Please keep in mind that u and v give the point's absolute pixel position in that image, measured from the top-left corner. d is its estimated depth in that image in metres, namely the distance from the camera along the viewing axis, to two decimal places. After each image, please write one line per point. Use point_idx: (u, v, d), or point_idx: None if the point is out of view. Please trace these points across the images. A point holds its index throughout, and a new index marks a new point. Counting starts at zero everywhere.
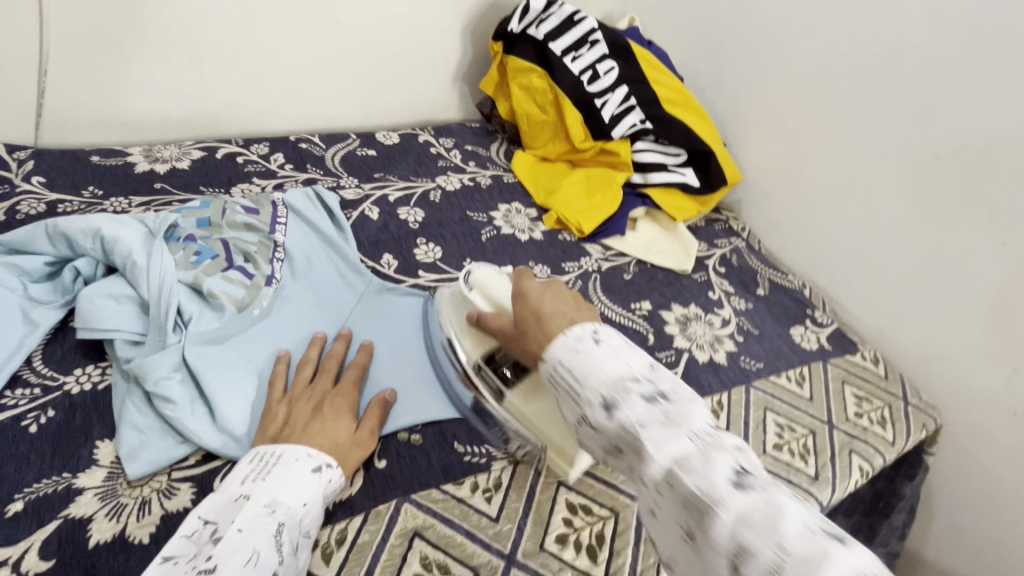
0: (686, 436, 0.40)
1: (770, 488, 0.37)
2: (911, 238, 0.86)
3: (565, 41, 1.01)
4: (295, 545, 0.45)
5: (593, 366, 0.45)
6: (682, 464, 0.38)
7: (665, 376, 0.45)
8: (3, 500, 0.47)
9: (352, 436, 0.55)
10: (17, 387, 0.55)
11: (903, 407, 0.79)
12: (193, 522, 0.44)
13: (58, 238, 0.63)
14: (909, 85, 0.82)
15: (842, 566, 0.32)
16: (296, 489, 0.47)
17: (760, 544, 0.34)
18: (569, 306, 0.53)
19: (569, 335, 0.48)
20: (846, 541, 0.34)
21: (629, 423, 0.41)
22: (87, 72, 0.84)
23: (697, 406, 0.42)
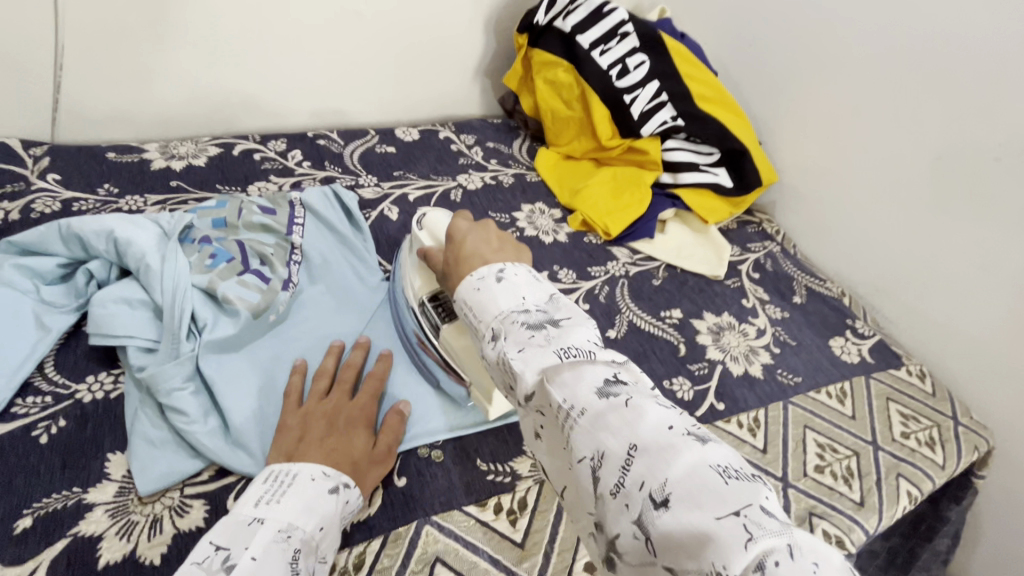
0: (555, 353, 0.40)
1: (637, 394, 0.37)
2: (965, 245, 0.80)
3: (594, 34, 0.96)
4: (311, 572, 0.43)
5: (488, 300, 0.46)
6: (551, 377, 0.38)
7: (561, 305, 0.44)
8: (11, 516, 0.46)
9: (369, 452, 0.52)
10: (29, 395, 0.54)
11: (953, 427, 0.74)
12: (203, 548, 0.41)
13: (72, 240, 0.61)
14: (968, 81, 0.77)
15: (688, 459, 0.32)
16: (313, 512, 0.44)
17: (616, 445, 0.34)
18: (489, 247, 0.52)
19: (474, 275, 0.48)
20: (708, 440, 0.34)
21: (509, 348, 0.42)
22: (104, 67, 0.83)
23: (581, 327, 0.42)
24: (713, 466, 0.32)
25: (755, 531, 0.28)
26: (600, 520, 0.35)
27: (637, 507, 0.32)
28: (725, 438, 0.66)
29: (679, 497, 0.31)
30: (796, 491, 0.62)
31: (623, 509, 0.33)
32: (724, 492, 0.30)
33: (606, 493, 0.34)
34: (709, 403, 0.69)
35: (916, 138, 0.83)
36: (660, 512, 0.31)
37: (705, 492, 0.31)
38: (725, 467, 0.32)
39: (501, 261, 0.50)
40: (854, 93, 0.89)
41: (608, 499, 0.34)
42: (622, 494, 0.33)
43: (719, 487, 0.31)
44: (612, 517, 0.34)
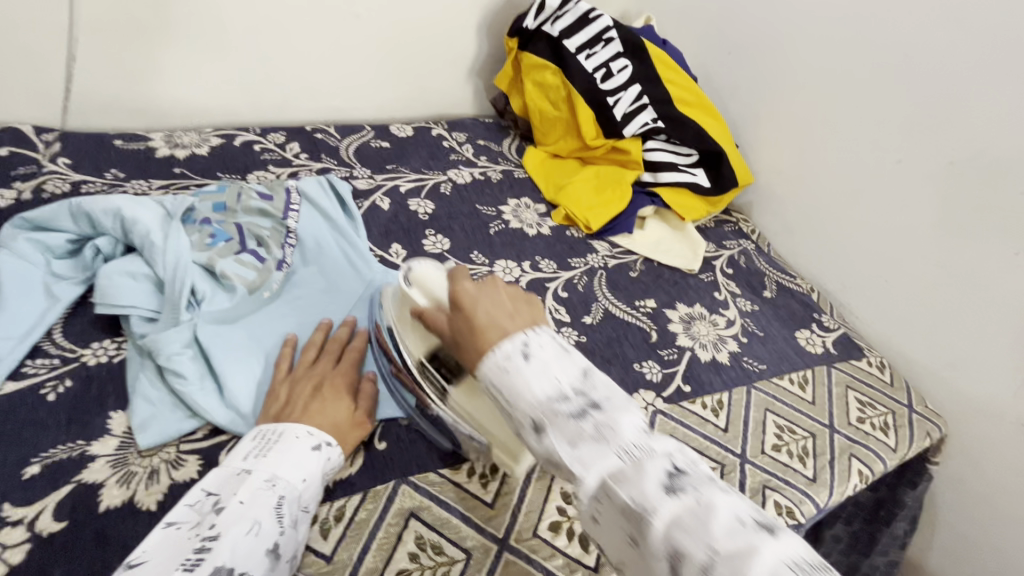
0: (615, 452, 0.40)
1: (703, 487, 0.37)
2: (923, 244, 0.85)
3: (580, 39, 1.01)
4: (294, 518, 0.46)
5: (523, 386, 0.43)
6: (614, 476, 0.38)
7: (597, 385, 0.44)
8: (21, 462, 0.50)
9: (351, 417, 0.56)
10: (38, 357, 0.58)
11: (907, 415, 0.79)
12: (196, 495, 0.45)
13: (81, 217, 0.65)
14: (927, 90, 0.82)
15: (768, 558, 0.33)
16: (296, 466, 0.48)
17: (694, 548, 0.35)
18: (506, 313, 0.49)
19: (497, 351, 0.45)
20: (776, 531, 0.35)
21: (559, 442, 0.41)
22: (115, 60, 0.87)
23: (629, 416, 0.42)
24: (787, 562, 0.33)
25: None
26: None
27: None
28: (689, 417, 0.70)
29: None
30: (753, 466, 0.66)
31: None
32: None
33: None
34: (676, 385, 0.74)
35: (880, 142, 0.88)
36: None
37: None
38: (799, 562, 0.34)
39: (524, 328, 0.47)
40: (824, 100, 0.94)
41: None
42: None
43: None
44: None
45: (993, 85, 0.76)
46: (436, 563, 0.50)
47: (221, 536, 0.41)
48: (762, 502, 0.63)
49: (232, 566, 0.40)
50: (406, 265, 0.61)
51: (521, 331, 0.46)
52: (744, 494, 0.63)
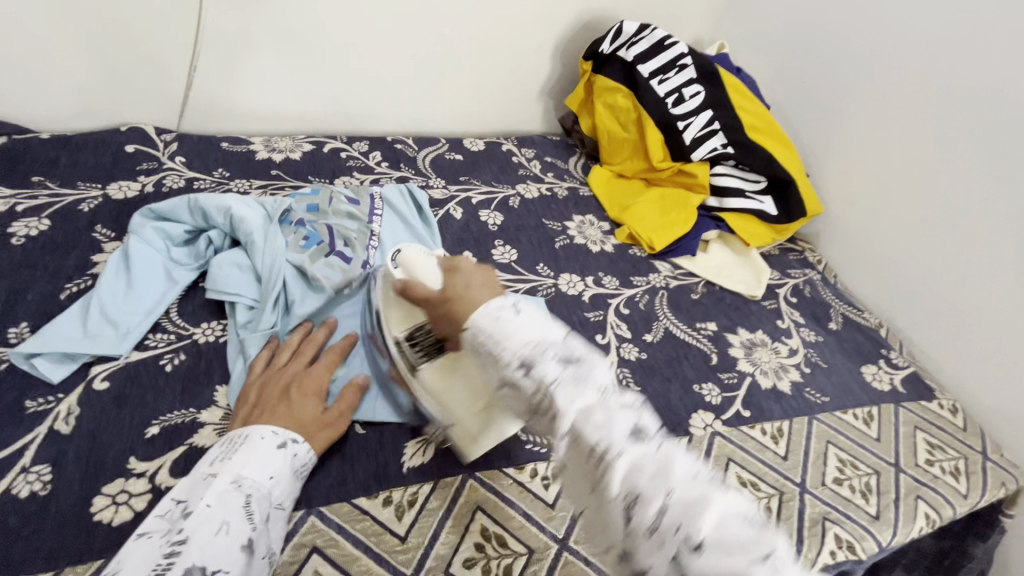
0: (593, 391, 0.45)
1: (664, 442, 0.43)
2: (1007, 287, 0.81)
3: (654, 64, 1.04)
4: (266, 515, 0.47)
5: (512, 334, 0.47)
6: (590, 419, 0.43)
7: (576, 344, 0.49)
8: (143, 423, 0.56)
9: (322, 417, 0.56)
10: (158, 332, 0.65)
11: (981, 462, 0.76)
12: (166, 504, 0.46)
13: (197, 212, 0.73)
14: (1017, 129, 0.79)
15: (719, 511, 0.39)
16: (261, 465, 0.49)
17: (651, 492, 0.40)
18: (480, 284, 0.54)
19: (491, 303, 0.50)
20: (727, 491, 0.41)
21: (545, 380, 0.45)
22: (225, 71, 0.97)
23: (600, 364, 0.47)
24: (736, 516, 0.39)
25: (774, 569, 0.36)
26: (628, 550, 0.41)
27: (671, 550, 0.38)
28: (748, 442, 0.70)
29: (710, 546, 0.37)
30: (813, 497, 0.66)
31: (655, 549, 0.39)
32: (744, 541, 0.37)
33: (636, 532, 0.40)
34: (736, 409, 0.74)
35: (963, 180, 0.85)
36: (695, 556, 0.37)
37: (733, 539, 0.37)
38: (742, 518, 0.39)
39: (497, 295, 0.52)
40: (904, 133, 0.92)
41: (640, 537, 0.39)
42: (658, 534, 0.39)
43: (744, 535, 0.38)
44: (646, 549, 0.39)
45: None
46: (500, 553, 0.53)
47: (189, 540, 0.42)
48: (821, 534, 0.63)
49: (204, 564, 0.41)
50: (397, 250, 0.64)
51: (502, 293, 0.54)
52: (802, 524, 0.63)
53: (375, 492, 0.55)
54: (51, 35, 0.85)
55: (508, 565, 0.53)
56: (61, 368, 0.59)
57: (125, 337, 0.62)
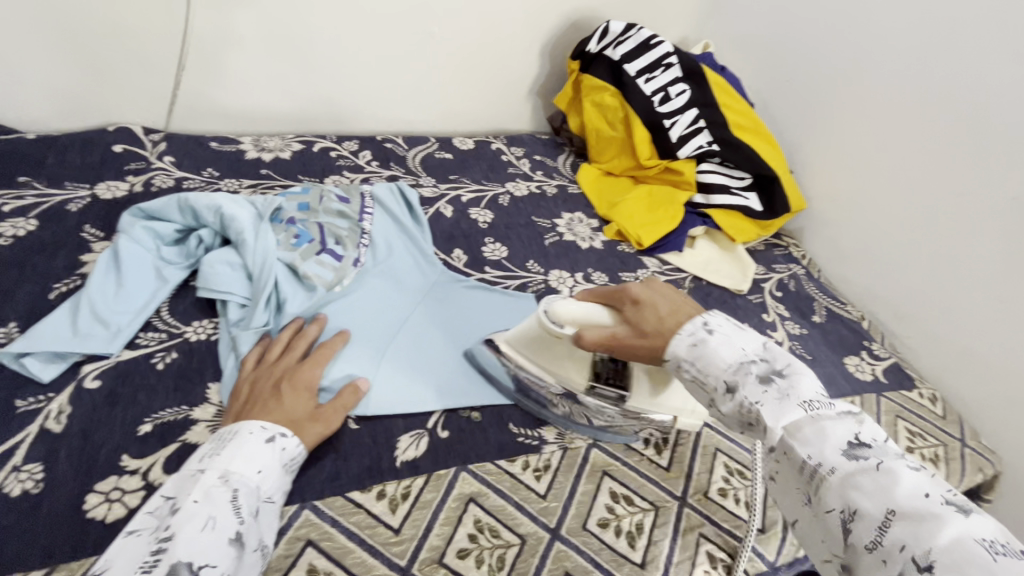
0: (797, 404, 0.43)
1: (888, 457, 0.39)
2: (983, 278, 0.84)
3: (640, 63, 1.06)
4: (254, 508, 0.47)
5: (714, 355, 0.47)
6: (796, 435, 0.42)
7: (778, 353, 0.47)
8: (136, 421, 0.56)
9: (311, 411, 0.57)
10: (149, 330, 0.65)
11: (959, 448, 0.78)
12: (156, 501, 0.47)
13: (187, 211, 0.73)
14: (990, 125, 0.82)
15: (957, 530, 0.34)
16: (248, 459, 0.49)
17: (872, 508, 0.37)
18: (666, 308, 0.53)
19: (683, 331, 0.49)
20: (970, 512, 0.35)
21: (745, 399, 0.44)
22: (213, 70, 0.97)
23: (807, 376, 0.45)
24: (976, 539, 0.34)
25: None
26: (850, 563, 0.38)
27: (900, 568, 0.35)
28: None
29: (942, 564, 0.33)
30: None
31: (880, 566, 0.36)
32: (991, 563, 0.32)
33: (859, 547, 0.37)
34: None
35: (939, 174, 0.88)
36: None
37: (973, 563, 0.33)
38: (990, 542, 0.34)
39: (696, 314, 0.51)
40: (883, 130, 0.95)
41: (863, 553, 0.37)
42: (880, 550, 0.36)
43: (986, 561, 0.33)
44: (866, 565, 0.36)
45: None
46: (493, 544, 0.54)
47: (175, 535, 0.42)
48: None
49: (191, 559, 0.42)
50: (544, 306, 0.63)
51: (699, 313, 0.51)
52: None
53: (368, 486, 0.56)
54: (38, 34, 0.84)
55: (501, 556, 0.53)
56: (51, 367, 0.59)
57: (116, 335, 0.62)
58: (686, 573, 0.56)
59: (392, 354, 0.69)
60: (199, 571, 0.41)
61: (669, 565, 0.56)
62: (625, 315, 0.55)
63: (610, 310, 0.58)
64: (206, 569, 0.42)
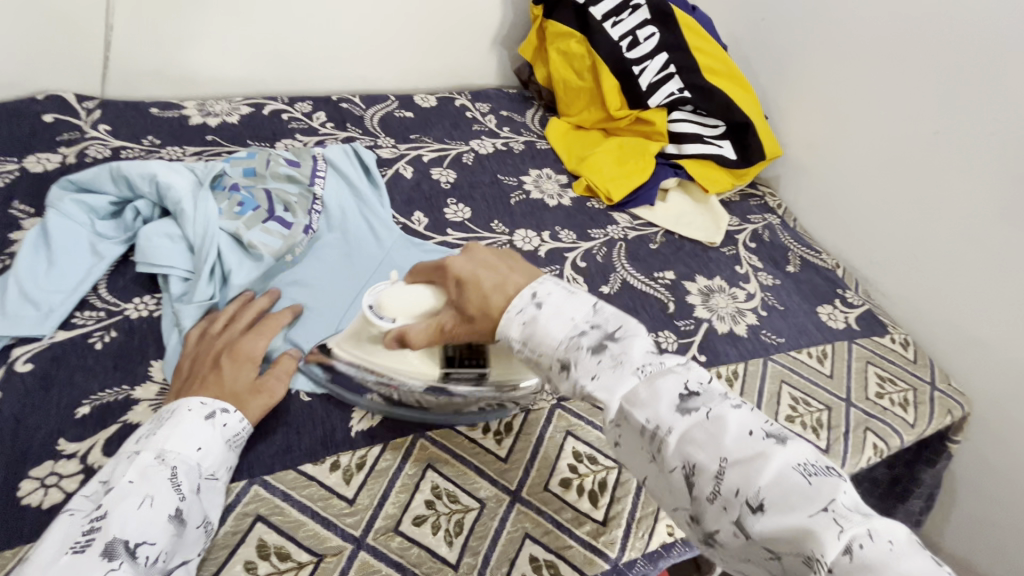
0: (631, 371, 0.43)
1: (716, 403, 0.40)
2: (957, 219, 0.81)
3: (606, 6, 1.00)
4: (195, 486, 0.46)
5: (544, 332, 0.46)
6: (631, 400, 0.42)
7: (608, 313, 0.46)
8: (73, 403, 0.54)
9: (252, 383, 0.54)
10: (86, 309, 0.62)
11: (929, 392, 0.78)
12: (92, 485, 0.45)
13: (121, 181, 0.68)
14: (966, 57, 0.78)
15: (779, 465, 0.36)
16: (186, 437, 0.47)
17: (708, 461, 0.38)
18: (493, 279, 0.50)
19: (511, 309, 0.48)
20: (787, 441, 0.38)
21: (581, 377, 0.44)
22: (148, 30, 0.90)
23: (639, 337, 0.44)
24: (796, 466, 0.36)
25: (845, 524, 0.33)
26: (697, 516, 0.39)
27: (737, 515, 0.36)
28: None
29: (773, 505, 0.35)
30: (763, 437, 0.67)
31: (723, 516, 0.37)
32: (810, 491, 0.35)
33: (701, 500, 0.38)
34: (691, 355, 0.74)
35: (915, 112, 0.84)
36: (758, 517, 0.35)
37: (797, 494, 0.35)
38: (807, 466, 0.36)
39: (525, 283, 0.50)
40: (859, 67, 0.91)
41: (705, 504, 0.38)
42: (720, 500, 0.37)
43: (805, 488, 0.35)
44: (711, 516, 0.38)
45: None
46: (451, 509, 0.53)
47: (109, 514, 0.41)
48: None
49: (126, 538, 0.40)
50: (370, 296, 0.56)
51: (525, 283, 0.50)
52: None
53: (322, 458, 0.55)
54: None
55: (459, 521, 0.52)
56: None
57: (48, 316, 0.59)
58: (649, 528, 0.56)
59: (348, 324, 0.66)
60: (136, 549, 0.40)
61: (632, 522, 0.56)
62: (450, 297, 0.52)
63: (436, 291, 0.54)
64: (143, 547, 0.41)
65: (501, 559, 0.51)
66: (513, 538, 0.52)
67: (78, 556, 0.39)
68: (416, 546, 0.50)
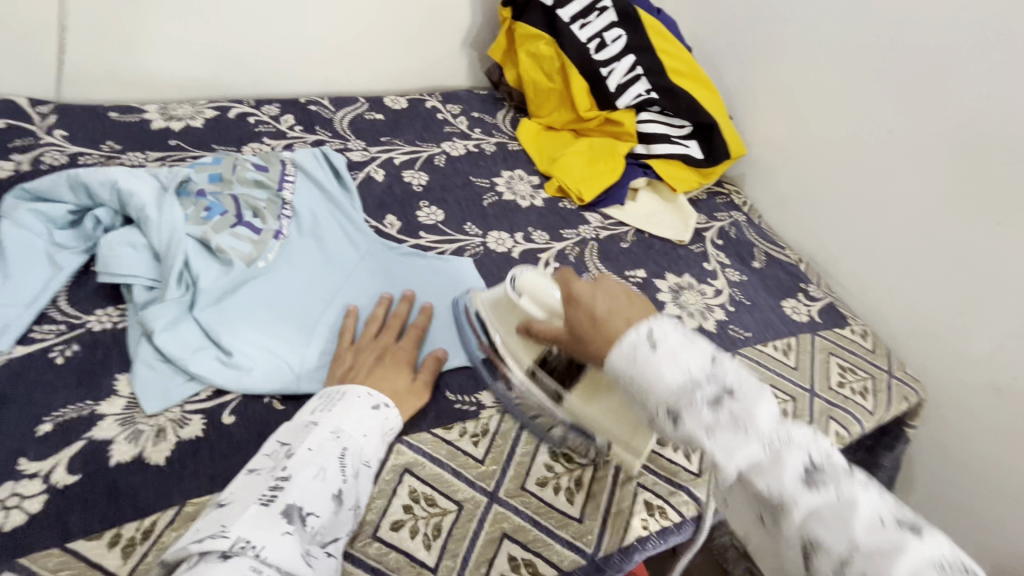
0: (755, 439, 0.42)
1: (843, 480, 0.40)
2: (909, 215, 0.86)
3: (574, 8, 1.02)
4: (355, 469, 0.49)
5: (654, 374, 0.45)
6: (754, 469, 0.41)
7: (726, 369, 0.45)
8: (34, 421, 0.52)
9: (409, 385, 0.59)
10: (45, 322, 0.60)
11: (887, 379, 0.82)
12: (273, 445, 0.49)
13: (79, 189, 0.66)
14: (914, 61, 0.82)
15: (914, 558, 0.35)
16: (356, 420, 0.52)
17: (833, 541, 0.37)
18: (622, 304, 0.53)
19: (622, 343, 0.47)
20: (920, 529, 0.37)
21: (694, 430, 0.43)
22: (105, 31, 0.87)
23: (763, 403, 0.43)
24: (930, 561, 0.35)
25: None
26: None
27: None
28: None
29: None
30: None
31: None
32: None
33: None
34: None
35: (869, 113, 0.88)
36: None
37: None
38: (942, 562, 0.36)
39: (644, 319, 0.49)
40: (816, 69, 0.94)
41: None
42: None
43: None
44: None
45: (985, 56, 0.75)
46: (429, 513, 0.53)
47: (292, 478, 0.45)
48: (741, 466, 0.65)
49: (301, 505, 0.44)
50: (512, 275, 0.65)
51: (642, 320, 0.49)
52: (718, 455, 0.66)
53: None
54: None
55: (437, 524, 0.53)
56: None
57: (4, 331, 0.57)
58: (624, 523, 0.57)
59: (322, 329, 0.65)
60: (307, 518, 0.44)
61: (607, 517, 0.57)
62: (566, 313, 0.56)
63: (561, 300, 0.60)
64: (311, 517, 0.44)
65: (480, 559, 0.52)
66: (491, 539, 0.53)
67: (265, 508, 0.43)
68: (394, 552, 0.51)
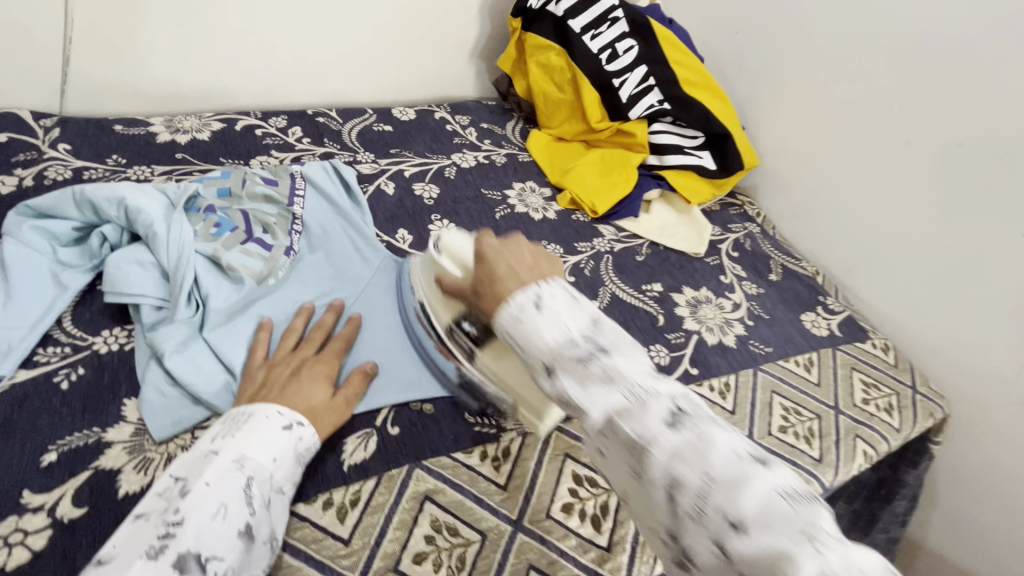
0: (619, 389, 0.39)
1: (699, 417, 0.37)
2: (929, 226, 0.84)
3: (585, 18, 1.00)
4: (265, 498, 0.45)
5: (534, 333, 0.42)
6: (619, 413, 0.38)
7: (608, 330, 0.42)
8: (37, 450, 0.50)
9: (329, 401, 0.55)
10: (49, 345, 0.58)
11: (911, 395, 0.80)
12: (165, 482, 0.44)
13: (84, 205, 0.64)
14: (933, 71, 0.81)
15: (761, 488, 0.33)
16: (264, 445, 0.47)
17: (690, 475, 0.35)
18: (525, 266, 0.48)
19: (510, 303, 0.44)
20: (774, 464, 0.35)
21: (567, 385, 0.40)
22: (109, 43, 0.86)
23: (636, 357, 0.40)
24: (779, 492, 0.33)
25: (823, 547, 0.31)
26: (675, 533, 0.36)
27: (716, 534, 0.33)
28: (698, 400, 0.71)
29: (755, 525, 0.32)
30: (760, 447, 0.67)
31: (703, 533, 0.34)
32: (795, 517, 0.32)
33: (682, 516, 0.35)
34: (683, 367, 0.74)
35: (885, 124, 0.87)
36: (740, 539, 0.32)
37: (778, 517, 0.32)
38: (789, 490, 0.34)
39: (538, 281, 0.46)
40: (831, 79, 0.93)
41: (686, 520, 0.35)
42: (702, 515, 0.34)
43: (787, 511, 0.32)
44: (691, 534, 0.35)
45: (1006, 67, 0.74)
46: (452, 544, 0.51)
47: (184, 522, 0.40)
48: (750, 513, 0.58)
49: (199, 551, 0.40)
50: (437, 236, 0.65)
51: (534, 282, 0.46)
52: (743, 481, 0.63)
53: (311, 496, 0.51)
54: None
55: (461, 555, 0.51)
56: None
57: (6, 355, 0.55)
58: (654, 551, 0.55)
59: None
60: (207, 564, 0.40)
61: (636, 545, 0.55)
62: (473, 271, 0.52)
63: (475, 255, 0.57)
64: (213, 561, 0.40)
65: None
66: (517, 570, 0.51)
67: (152, 562, 0.38)
68: None
